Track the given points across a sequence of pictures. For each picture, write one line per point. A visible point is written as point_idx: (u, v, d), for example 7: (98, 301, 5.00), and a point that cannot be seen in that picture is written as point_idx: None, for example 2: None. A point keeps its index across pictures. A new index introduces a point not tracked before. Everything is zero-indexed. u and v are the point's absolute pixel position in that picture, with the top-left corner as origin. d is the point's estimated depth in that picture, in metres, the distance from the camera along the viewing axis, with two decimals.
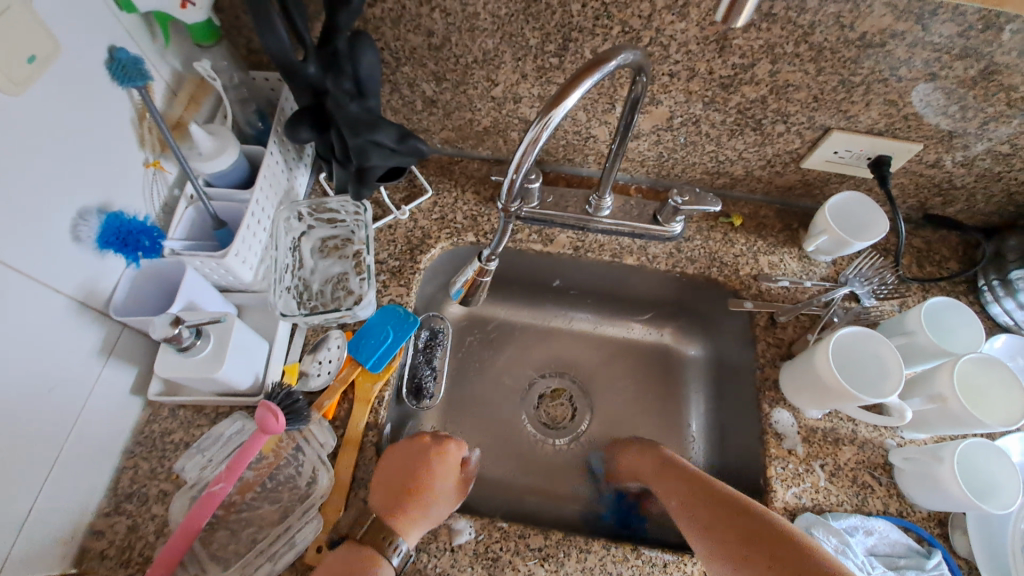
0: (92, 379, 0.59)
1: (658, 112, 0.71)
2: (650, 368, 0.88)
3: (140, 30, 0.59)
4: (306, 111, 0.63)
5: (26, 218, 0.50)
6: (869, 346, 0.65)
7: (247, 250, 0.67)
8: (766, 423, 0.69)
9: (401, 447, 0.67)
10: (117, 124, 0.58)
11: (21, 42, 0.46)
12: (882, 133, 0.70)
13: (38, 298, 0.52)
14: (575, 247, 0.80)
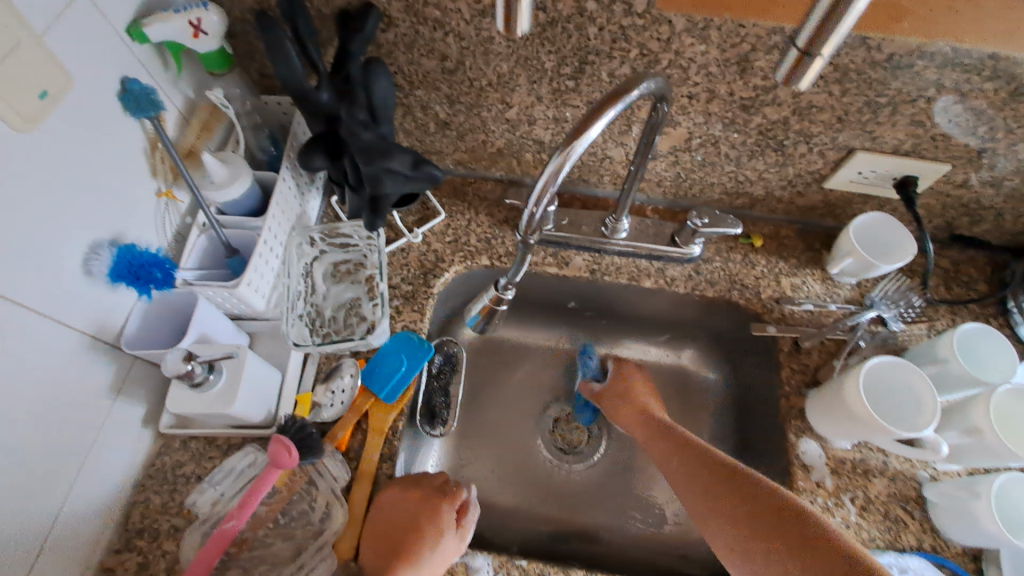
0: (103, 413, 0.58)
1: (676, 133, 0.70)
2: (668, 392, 0.86)
3: (153, 61, 0.59)
4: (319, 138, 0.62)
5: (37, 253, 0.49)
6: (900, 376, 0.63)
7: (260, 279, 0.66)
8: (793, 454, 0.67)
9: (394, 495, 0.62)
10: (130, 155, 0.58)
11: (33, 78, 0.46)
12: (908, 154, 0.67)
13: (50, 334, 0.51)
14: (592, 270, 0.78)
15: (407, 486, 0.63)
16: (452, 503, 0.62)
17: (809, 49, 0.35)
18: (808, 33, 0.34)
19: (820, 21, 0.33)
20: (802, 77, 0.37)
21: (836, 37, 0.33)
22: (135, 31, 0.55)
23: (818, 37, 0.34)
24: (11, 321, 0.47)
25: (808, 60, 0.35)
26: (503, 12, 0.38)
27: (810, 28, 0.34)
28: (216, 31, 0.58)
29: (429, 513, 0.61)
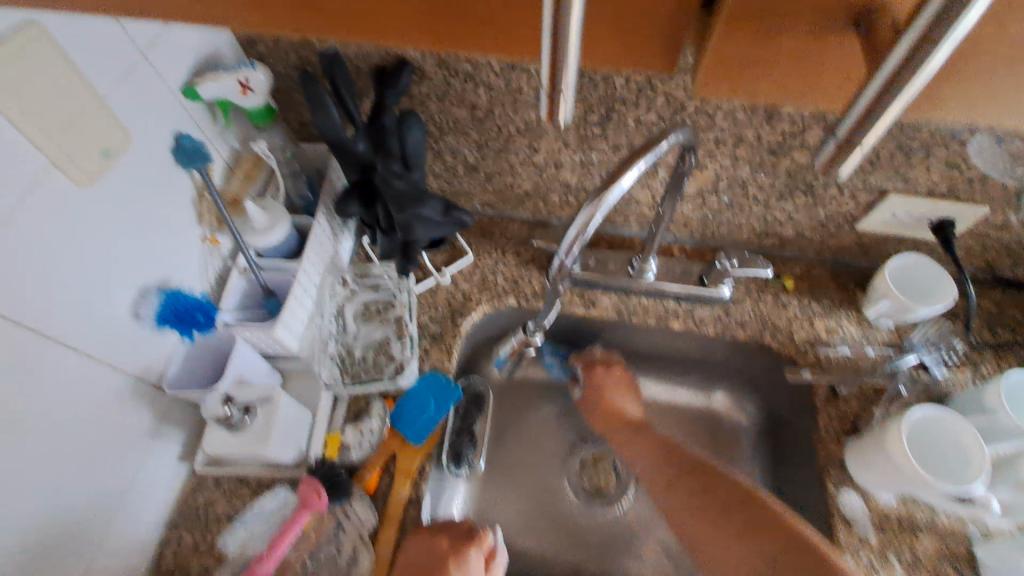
0: (141, 451, 0.60)
1: (703, 176, 0.70)
2: (699, 435, 0.83)
3: (205, 118, 0.63)
4: (355, 186, 0.64)
5: (90, 300, 0.52)
6: (944, 427, 0.60)
7: (295, 319, 0.68)
8: (833, 506, 0.64)
9: (421, 540, 0.61)
10: (178, 204, 0.61)
11: (95, 139, 0.49)
12: (944, 195, 0.66)
13: (96, 375, 0.54)
14: (619, 310, 0.77)
15: (433, 531, 0.61)
16: (480, 550, 0.60)
17: (854, 135, 0.33)
18: (850, 122, 0.33)
19: (867, 106, 0.32)
20: (845, 161, 0.35)
21: (880, 127, 0.32)
22: (189, 90, 0.59)
23: (861, 125, 0.33)
24: (61, 363, 0.50)
25: (849, 147, 0.34)
26: (544, 95, 0.33)
27: (852, 119, 0.33)
28: (262, 89, 0.62)
29: (456, 561, 0.58)
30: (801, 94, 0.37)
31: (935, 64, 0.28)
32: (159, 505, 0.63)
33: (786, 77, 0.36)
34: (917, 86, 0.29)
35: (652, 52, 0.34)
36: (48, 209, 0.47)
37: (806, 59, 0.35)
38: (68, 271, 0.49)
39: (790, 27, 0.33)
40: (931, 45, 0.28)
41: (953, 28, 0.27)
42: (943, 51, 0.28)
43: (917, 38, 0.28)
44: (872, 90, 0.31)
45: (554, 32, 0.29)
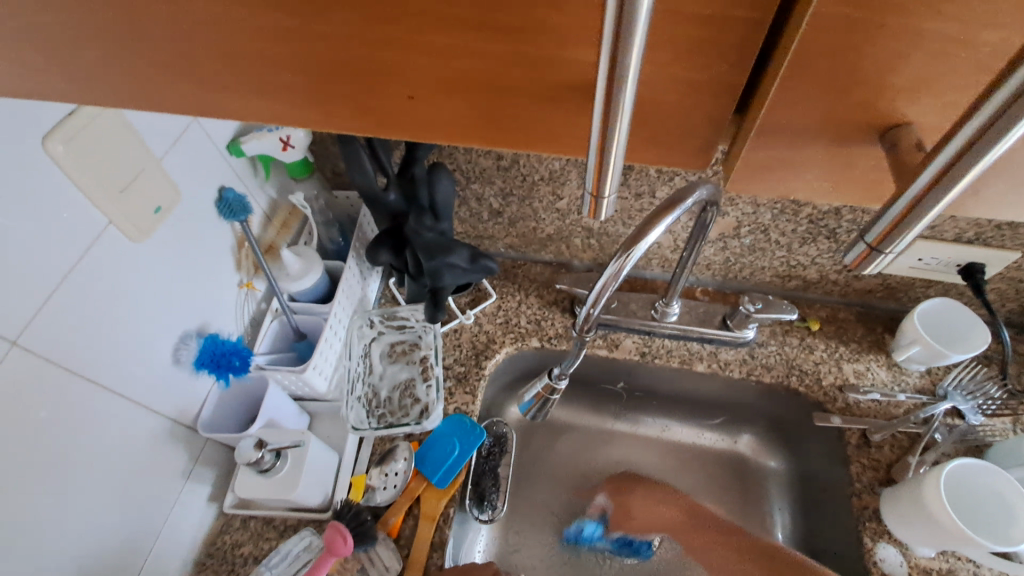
0: (174, 492, 0.62)
1: (725, 222, 0.71)
2: (726, 479, 0.82)
3: (247, 172, 0.67)
4: (386, 235, 0.67)
5: (135, 345, 0.55)
6: (986, 481, 0.58)
7: (324, 361, 0.70)
8: (869, 561, 0.62)
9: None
10: (220, 253, 0.64)
11: (148, 197, 0.53)
12: (971, 241, 0.66)
13: (137, 419, 0.56)
14: (642, 352, 0.78)
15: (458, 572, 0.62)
16: None
17: (881, 243, 0.30)
18: (880, 228, 0.29)
19: (906, 208, 0.28)
20: (871, 264, 0.31)
21: (913, 232, 0.28)
22: (234, 147, 0.63)
23: (894, 229, 0.29)
24: (106, 408, 0.52)
25: (877, 253, 0.30)
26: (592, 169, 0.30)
27: (884, 223, 0.29)
28: (301, 145, 0.66)
29: None
30: (827, 185, 0.36)
31: (989, 160, 0.24)
32: (189, 546, 0.64)
33: (823, 171, 0.35)
34: (969, 180, 0.25)
35: (685, 149, 0.34)
36: (103, 263, 0.50)
37: (843, 161, 0.34)
38: (117, 321, 0.52)
39: (816, 143, 0.33)
40: (981, 150, 0.24)
41: (1000, 140, 0.23)
42: (1003, 146, 0.23)
43: (964, 144, 0.24)
44: (918, 183, 0.27)
45: (603, 123, 0.27)
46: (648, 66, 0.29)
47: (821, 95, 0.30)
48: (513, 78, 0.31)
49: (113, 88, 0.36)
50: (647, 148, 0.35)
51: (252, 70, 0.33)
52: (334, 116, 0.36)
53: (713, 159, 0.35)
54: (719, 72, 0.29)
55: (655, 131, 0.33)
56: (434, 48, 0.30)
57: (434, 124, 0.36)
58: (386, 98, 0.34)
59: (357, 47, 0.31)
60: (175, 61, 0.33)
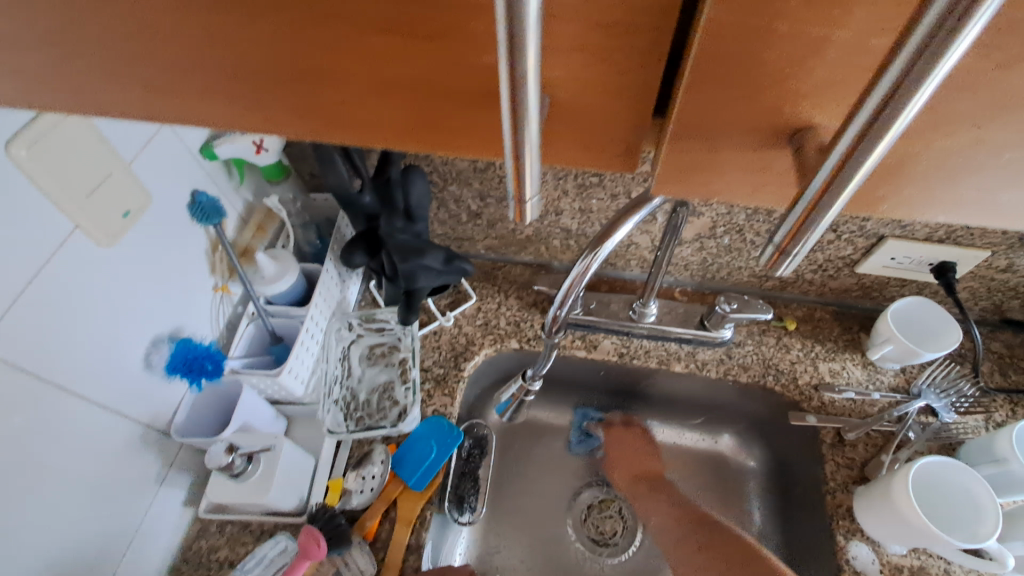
0: (148, 498, 0.61)
1: (700, 223, 0.71)
2: (706, 478, 0.82)
3: (220, 174, 0.67)
4: (360, 237, 0.66)
5: (105, 350, 0.54)
6: (956, 478, 0.59)
7: (300, 365, 0.70)
8: (842, 560, 0.62)
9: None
10: (194, 257, 0.64)
11: (116, 201, 0.53)
12: (942, 241, 0.66)
13: (109, 424, 0.56)
14: (620, 353, 0.78)
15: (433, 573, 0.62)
16: None
17: (789, 245, 0.30)
18: (786, 230, 0.29)
19: (806, 210, 0.28)
20: (784, 265, 0.31)
21: (817, 232, 0.28)
22: (206, 151, 0.63)
23: (798, 231, 0.29)
24: (75, 413, 0.52)
25: (784, 256, 0.30)
26: (510, 175, 0.29)
27: (789, 226, 0.29)
28: (275, 147, 0.65)
29: None
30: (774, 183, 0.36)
31: (872, 163, 0.24)
32: (164, 551, 0.64)
33: (748, 177, 0.35)
34: (858, 182, 0.25)
35: (611, 150, 0.35)
36: (69, 269, 0.50)
37: (772, 162, 0.34)
38: (85, 326, 0.52)
39: (735, 147, 0.33)
40: (862, 156, 0.24)
41: (881, 140, 0.23)
42: (883, 147, 0.24)
43: (847, 150, 0.25)
44: (813, 186, 0.27)
45: (513, 135, 0.27)
46: (595, 67, 0.29)
47: (740, 100, 0.30)
48: (442, 83, 0.32)
49: (62, 96, 0.36)
50: (574, 148, 0.35)
51: (198, 77, 0.34)
52: (277, 121, 0.36)
53: (637, 161, 0.35)
54: (636, 78, 0.30)
55: (580, 131, 0.33)
56: (362, 51, 0.31)
57: (373, 122, 0.36)
58: (320, 101, 0.34)
59: (289, 54, 0.31)
60: (121, 69, 0.34)
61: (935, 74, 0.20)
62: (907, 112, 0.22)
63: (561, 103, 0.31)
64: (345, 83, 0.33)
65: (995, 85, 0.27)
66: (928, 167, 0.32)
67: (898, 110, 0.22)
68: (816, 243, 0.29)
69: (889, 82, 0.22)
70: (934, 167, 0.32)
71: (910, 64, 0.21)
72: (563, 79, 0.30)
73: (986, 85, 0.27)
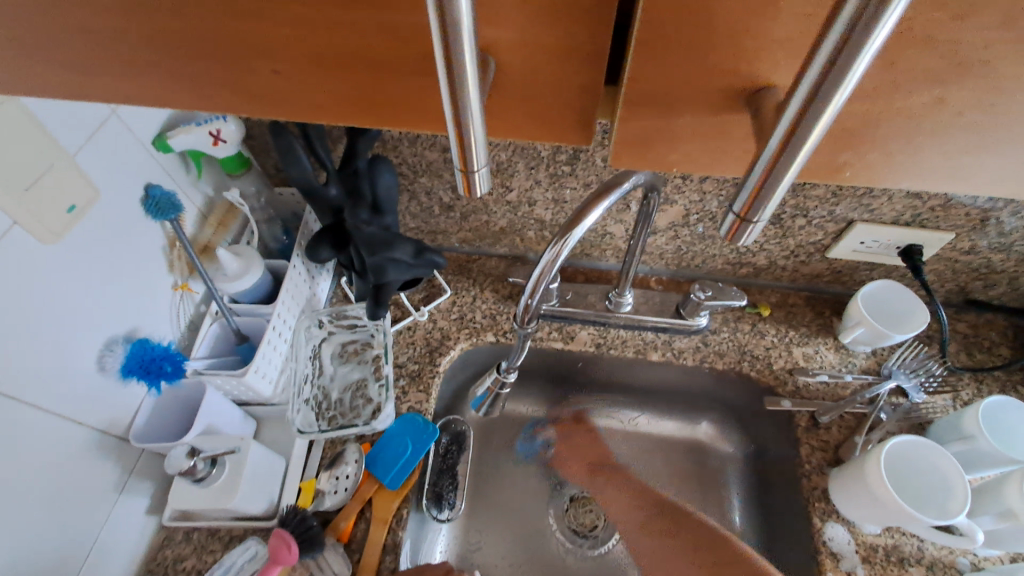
0: (108, 505, 0.59)
1: (673, 210, 0.70)
2: (685, 466, 0.82)
3: (176, 167, 0.64)
4: (327, 230, 0.64)
5: (56, 351, 0.52)
6: (924, 454, 0.60)
7: (267, 364, 0.67)
8: (819, 541, 0.63)
9: None
10: (151, 254, 0.61)
11: (61, 195, 0.50)
12: (909, 224, 0.67)
13: (60, 430, 0.53)
14: (597, 344, 0.77)
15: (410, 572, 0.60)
16: None
17: (749, 213, 0.28)
18: (745, 197, 0.28)
19: (764, 172, 0.27)
20: (744, 235, 0.30)
21: (776, 196, 0.27)
22: (160, 142, 0.60)
23: (757, 197, 0.28)
24: (22, 421, 0.49)
25: (744, 224, 0.29)
26: (455, 146, 0.28)
27: (746, 192, 0.28)
28: (234, 139, 0.63)
29: None
30: (740, 157, 0.36)
31: (826, 121, 0.23)
32: (126, 561, 0.61)
33: (718, 143, 0.35)
34: (816, 140, 0.24)
35: (565, 122, 0.35)
36: (8, 267, 0.47)
37: (733, 133, 0.34)
38: (30, 327, 0.49)
39: (691, 114, 0.33)
40: (814, 115, 0.23)
41: (830, 101, 0.23)
42: (839, 101, 0.23)
43: (805, 100, 0.23)
44: (770, 146, 0.26)
45: (453, 98, 0.25)
46: (540, 30, 0.28)
47: (687, 64, 0.30)
48: (385, 51, 0.32)
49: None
50: (528, 120, 0.35)
51: (137, 41, 0.32)
52: (214, 99, 0.36)
53: (594, 135, 0.35)
54: (582, 39, 0.29)
55: (533, 106, 0.34)
56: (298, 15, 0.30)
57: (306, 97, 0.36)
58: (258, 71, 0.34)
59: (228, 18, 0.30)
60: (56, 33, 0.32)
61: (888, 14, 0.19)
62: (861, 59, 0.21)
63: (513, 69, 0.31)
64: (289, 55, 0.33)
65: (951, 39, 0.28)
66: (887, 128, 0.33)
67: (853, 57, 0.21)
68: (775, 210, 0.28)
69: (838, 30, 0.21)
70: (894, 126, 0.33)
71: (861, 8, 0.20)
72: (513, 44, 0.29)
73: (940, 43, 0.28)
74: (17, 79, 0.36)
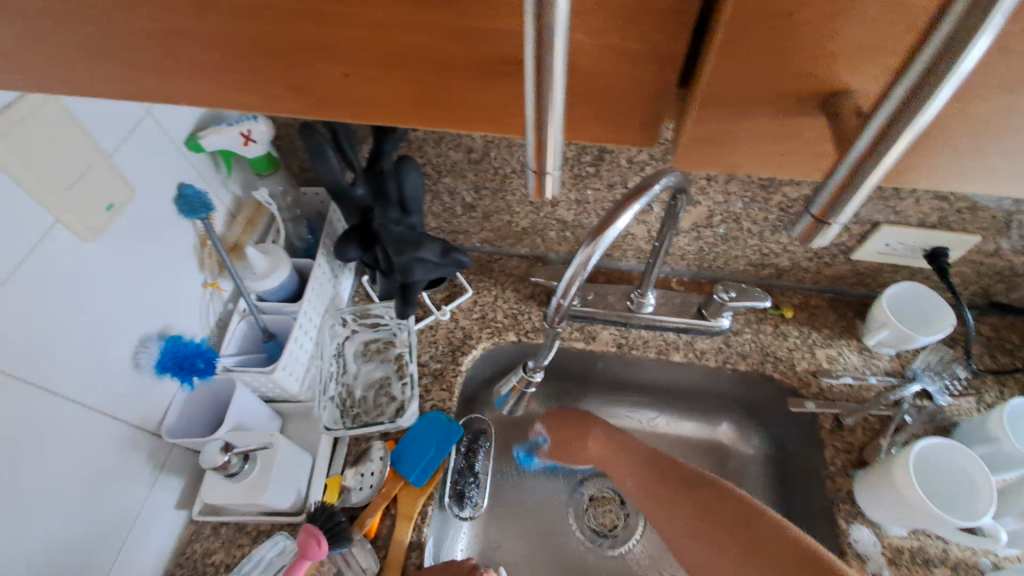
0: (140, 500, 0.60)
1: (697, 211, 0.70)
2: (706, 467, 0.82)
3: (207, 167, 0.65)
4: (354, 229, 0.65)
5: (94, 348, 0.53)
6: (952, 460, 0.60)
7: (294, 362, 0.68)
8: (844, 542, 0.63)
9: None
10: (182, 252, 0.62)
11: (100, 194, 0.51)
12: (935, 226, 0.66)
13: (95, 425, 0.54)
14: (619, 344, 0.77)
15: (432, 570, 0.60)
16: None
17: (827, 215, 0.31)
18: (824, 199, 0.31)
19: (845, 177, 0.29)
20: (819, 235, 0.33)
21: (856, 200, 0.30)
22: (192, 142, 0.61)
23: (834, 202, 0.31)
24: (60, 415, 0.50)
25: (824, 224, 0.32)
26: (532, 148, 0.29)
27: (825, 197, 0.31)
28: (264, 139, 0.63)
29: None
30: (780, 159, 0.36)
31: (922, 123, 0.25)
32: (157, 555, 0.62)
33: (763, 145, 0.35)
34: (906, 143, 0.26)
35: (630, 124, 0.35)
36: (49, 263, 0.48)
37: (774, 134, 0.34)
38: (69, 323, 0.50)
39: (737, 117, 0.33)
40: (907, 120, 0.25)
41: (922, 110, 0.24)
42: (930, 113, 0.24)
43: (901, 102, 0.25)
44: (858, 149, 0.28)
45: (537, 99, 0.26)
46: (588, 33, 0.29)
47: (739, 66, 0.30)
48: (433, 54, 0.32)
49: (57, 63, 0.35)
50: (592, 124, 0.35)
51: (197, 42, 0.33)
52: (273, 99, 0.37)
53: (660, 138, 0.36)
54: (629, 43, 0.29)
55: (601, 111, 0.34)
56: (351, 19, 0.31)
57: (372, 101, 0.36)
58: (324, 74, 0.34)
59: (283, 22, 0.31)
60: (115, 38, 0.33)
61: (984, 29, 0.21)
62: (959, 67, 0.23)
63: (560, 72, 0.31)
64: (340, 57, 0.33)
65: (1012, 42, 0.28)
66: (933, 131, 0.33)
67: (950, 66, 0.23)
68: (859, 208, 0.30)
69: (937, 43, 0.23)
70: (937, 128, 0.33)
71: (962, 19, 0.22)
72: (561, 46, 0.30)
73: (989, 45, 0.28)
74: (71, 81, 0.37)
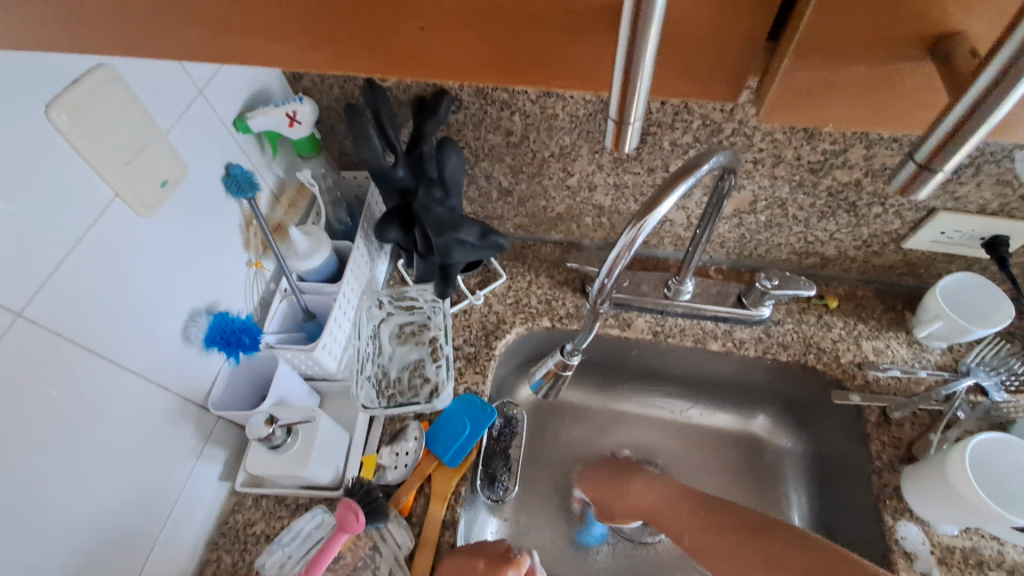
0: (186, 472, 0.62)
1: (741, 197, 0.69)
2: (741, 459, 0.80)
3: (252, 148, 0.66)
4: (394, 210, 0.65)
5: (146, 324, 0.55)
6: (1011, 457, 0.57)
7: (334, 341, 0.70)
8: (891, 541, 0.61)
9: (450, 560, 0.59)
10: (229, 231, 0.64)
11: (153, 170, 0.52)
12: (996, 212, 0.63)
13: (148, 396, 0.56)
14: (655, 332, 0.76)
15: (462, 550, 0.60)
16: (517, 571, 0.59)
17: (933, 162, 0.30)
18: (931, 146, 0.30)
19: (951, 131, 0.29)
20: (922, 187, 0.32)
21: (963, 151, 0.29)
22: (241, 124, 0.62)
23: (941, 151, 0.30)
24: (115, 384, 0.52)
25: (928, 173, 0.31)
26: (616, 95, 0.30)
27: (931, 144, 0.30)
28: (308, 121, 0.66)
29: None
30: (852, 115, 0.34)
31: None
32: (201, 523, 0.64)
33: (850, 97, 0.33)
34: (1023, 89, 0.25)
35: (719, 77, 0.33)
36: (108, 237, 0.49)
37: (851, 88, 0.33)
38: (125, 295, 0.52)
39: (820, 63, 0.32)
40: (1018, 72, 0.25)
41: None
42: None
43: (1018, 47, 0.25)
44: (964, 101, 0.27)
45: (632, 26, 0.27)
46: None
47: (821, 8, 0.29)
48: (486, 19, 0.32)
49: (118, 33, 0.36)
50: (677, 77, 0.33)
51: (251, 12, 0.34)
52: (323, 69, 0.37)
53: (742, 90, 0.34)
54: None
55: (684, 63, 0.32)
56: None
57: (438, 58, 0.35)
58: (393, 35, 0.33)
59: None
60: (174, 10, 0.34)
61: None
62: None
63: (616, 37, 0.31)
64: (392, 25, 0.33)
65: None
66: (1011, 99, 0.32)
67: None
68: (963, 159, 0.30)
69: None
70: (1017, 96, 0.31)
71: None
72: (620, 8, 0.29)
73: None
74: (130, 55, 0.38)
